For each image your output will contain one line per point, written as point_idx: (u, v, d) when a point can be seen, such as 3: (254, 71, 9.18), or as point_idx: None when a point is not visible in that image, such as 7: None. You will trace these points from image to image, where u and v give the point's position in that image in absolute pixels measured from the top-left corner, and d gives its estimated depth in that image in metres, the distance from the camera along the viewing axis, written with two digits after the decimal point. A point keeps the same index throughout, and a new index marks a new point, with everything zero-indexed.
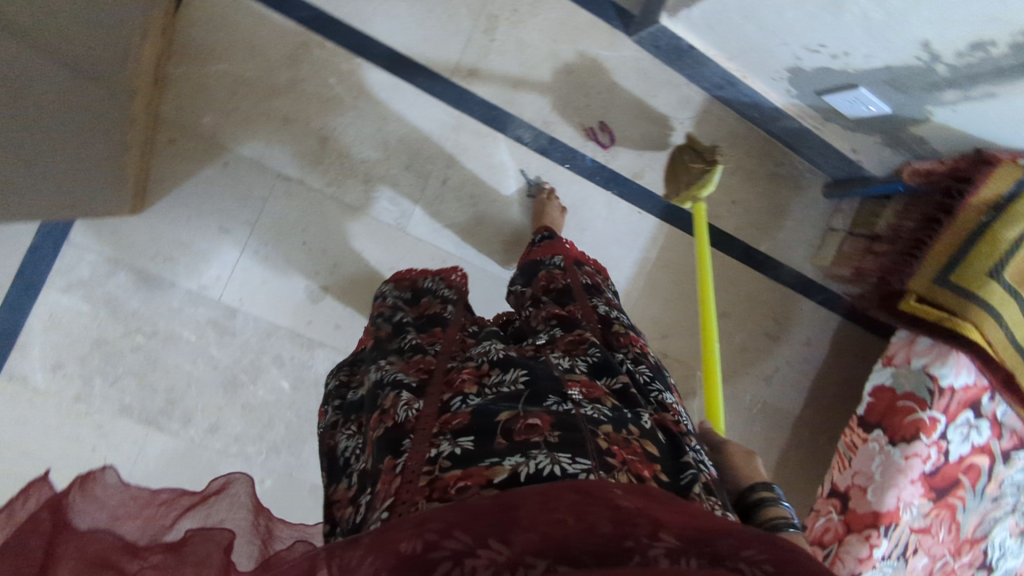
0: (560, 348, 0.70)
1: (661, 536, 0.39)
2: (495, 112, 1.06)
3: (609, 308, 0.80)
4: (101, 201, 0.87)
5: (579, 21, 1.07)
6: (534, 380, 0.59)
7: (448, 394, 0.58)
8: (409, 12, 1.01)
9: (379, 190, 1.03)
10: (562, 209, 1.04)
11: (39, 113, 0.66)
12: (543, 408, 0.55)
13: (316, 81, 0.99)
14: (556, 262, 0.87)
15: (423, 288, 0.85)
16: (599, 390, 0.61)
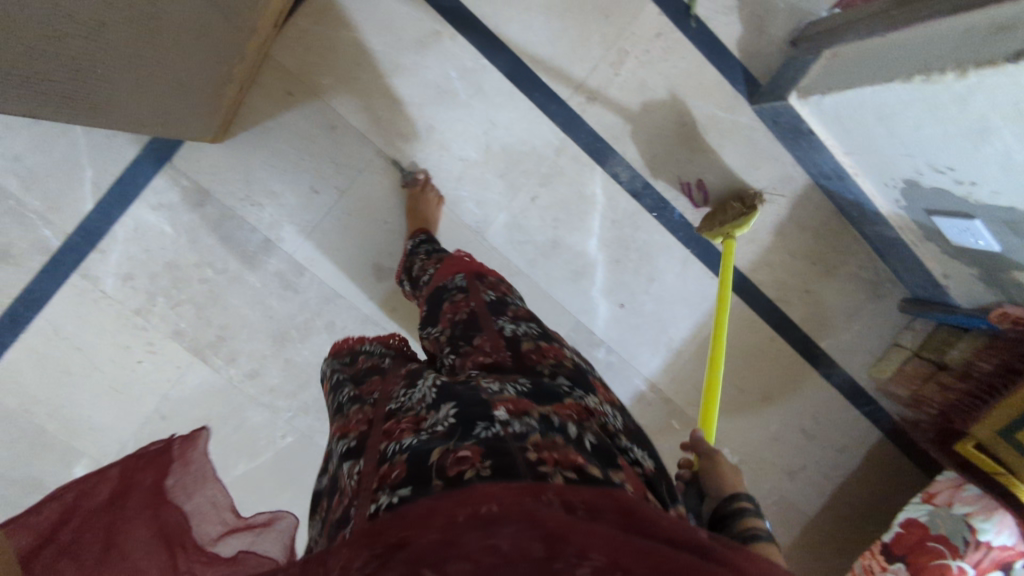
0: (489, 377, 0.60)
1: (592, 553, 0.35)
2: (600, 144, 1.05)
3: (521, 324, 0.70)
4: (191, 130, 0.88)
5: (705, 76, 1.05)
6: (459, 410, 0.51)
7: (385, 443, 0.51)
8: (545, 26, 1.00)
9: (469, 190, 1.03)
10: (437, 201, 1.00)
11: (160, 25, 0.68)
12: (473, 437, 0.47)
13: (438, 71, 0.99)
14: (458, 282, 0.77)
15: (361, 350, 0.76)
16: (528, 404, 0.53)
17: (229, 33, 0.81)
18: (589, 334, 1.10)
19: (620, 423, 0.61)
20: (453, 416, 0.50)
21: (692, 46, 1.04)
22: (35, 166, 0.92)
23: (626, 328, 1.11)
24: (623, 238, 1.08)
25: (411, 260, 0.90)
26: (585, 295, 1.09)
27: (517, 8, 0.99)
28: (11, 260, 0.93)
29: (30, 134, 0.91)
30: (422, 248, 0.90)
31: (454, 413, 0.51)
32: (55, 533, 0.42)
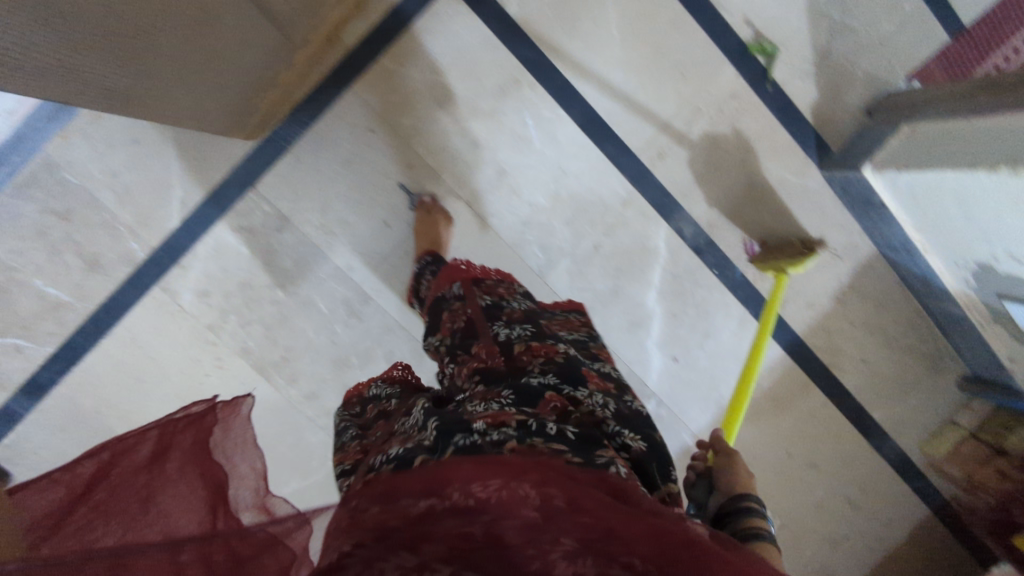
0: (477, 395, 0.65)
1: (562, 540, 0.40)
2: (667, 199, 1.06)
3: (511, 329, 0.75)
4: (227, 126, 0.91)
5: (777, 140, 1.06)
6: (439, 426, 0.57)
7: (374, 459, 0.57)
8: (623, 81, 1.02)
9: (535, 235, 1.05)
10: (447, 222, 1.00)
11: (206, 36, 0.70)
12: (451, 446, 0.53)
13: (516, 118, 1.01)
14: (455, 291, 0.82)
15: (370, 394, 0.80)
16: (507, 413, 0.58)
17: (277, 41, 0.84)
18: (640, 385, 1.11)
19: (610, 408, 0.66)
20: (434, 432, 0.56)
21: (766, 109, 1.05)
22: (130, 183, 0.98)
23: (678, 382, 1.12)
24: (682, 292, 1.09)
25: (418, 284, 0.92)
26: (639, 345, 1.10)
27: (597, 62, 1.01)
28: (100, 268, 0.99)
29: (128, 153, 0.97)
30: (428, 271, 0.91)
31: (435, 430, 0.56)
32: (88, 488, 0.44)
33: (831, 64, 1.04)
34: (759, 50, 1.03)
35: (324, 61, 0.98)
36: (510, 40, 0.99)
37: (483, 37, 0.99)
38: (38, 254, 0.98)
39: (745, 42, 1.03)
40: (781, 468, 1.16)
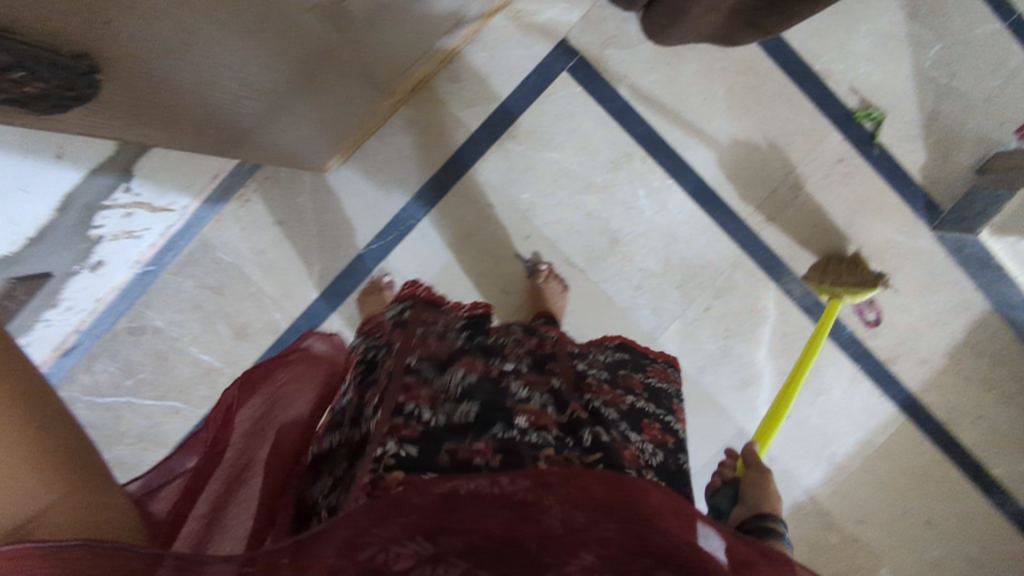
0: (521, 379, 0.69)
1: (581, 554, 0.43)
2: (775, 262, 1.09)
3: (587, 365, 0.79)
4: (317, 158, 1.01)
5: (885, 201, 1.07)
6: (482, 407, 0.62)
7: (403, 402, 0.61)
8: (731, 151, 1.06)
9: (646, 299, 1.09)
10: (562, 289, 1.03)
11: (320, 87, 0.79)
12: (490, 433, 0.60)
13: (627, 190, 1.07)
14: (552, 337, 0.82)
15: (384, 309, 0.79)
16: (547, 419, 0.64)
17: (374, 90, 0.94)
18: (751, 444, 1.13)
19: (659, 460, 0.70)
20: (475, 412, 0.62)
21: (874, 172, 1.07)
22: (275, 260, 1.06)
23: (789, 438, 1.13)
24: (791, 350, 1.11)
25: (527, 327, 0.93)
26: (750, 403, 1.11)
27: (706, 134, 1.06)
28: (247, 337, 1.07)
29: (274, 234, 1.06)
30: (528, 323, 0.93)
31: (478, 408, 0.62)
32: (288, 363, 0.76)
33: (939, 126, 1.05)
34: (866, 116, 1.05)
35: (449, 143, 1.06)
36: (621, 117, 1.05)
37: (596, 116, 1.05)
38: (194, 325, 1.06)
39: (851, 109, 1.06)
40: (898, 526, 1.14)
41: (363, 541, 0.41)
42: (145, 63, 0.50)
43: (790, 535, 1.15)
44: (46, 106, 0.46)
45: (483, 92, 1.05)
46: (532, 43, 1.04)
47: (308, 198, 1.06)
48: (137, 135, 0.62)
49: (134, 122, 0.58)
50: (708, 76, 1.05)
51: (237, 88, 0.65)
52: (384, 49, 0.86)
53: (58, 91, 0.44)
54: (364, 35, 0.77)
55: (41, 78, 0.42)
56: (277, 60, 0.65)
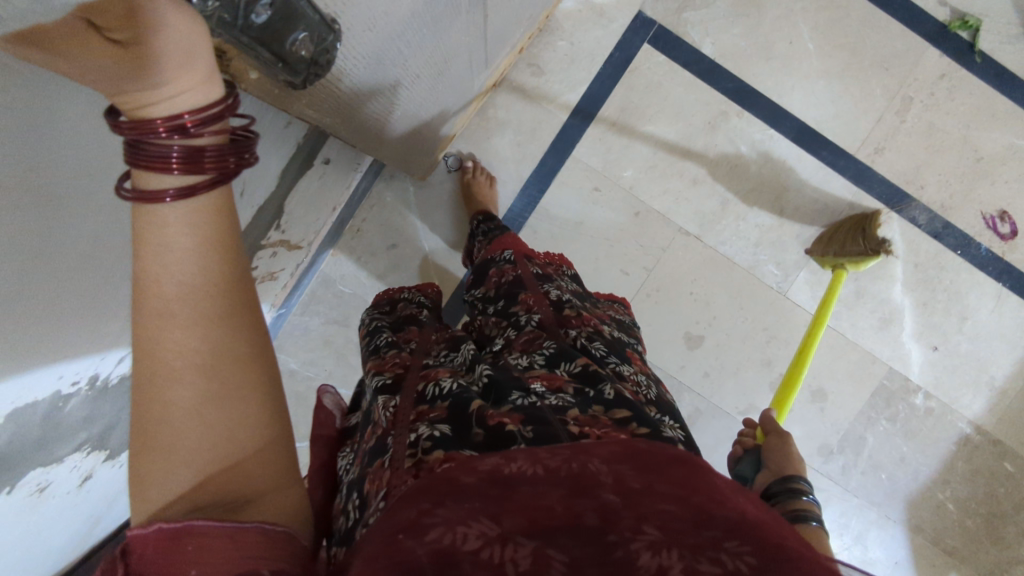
0: (517, 348, 0.63)
1: (644, 529, 0.33)
2: (896, 191, 1.05)
3: (559, 289, 0.74)
4: (416, 166, 0.97)
5: (997, 108, 1.04)
6: (492, 375, 0.54)
7: (423, 383, 0.55)
8: (826, 88, 1.05)
9: (768, 254, 1.07)
10: (489, 179, 1.04)
11: (446, 80, 0.75)
12: (509, 404, 0.50)
13: (729, 148, 1.06)
14: (506, 257, 0.80)
15: (399, 296, 0.83)
16: (559, 379, 0.55)
17: (465, 96, 0.90)
18: (904, 382, 1.09)
19: (656, 388, 0.63)
20: (489, 377, 0.54)
21: (980, 81, 1.04)
22: (394, 282, 1.08)
23: (944, 371, 1.09)
24: (929, 280, 1.07)
25: (472, 244, 0.93)
26: (895, 340, 1.09)
27: (798, 76, 1.05)
28: None
29: (388, 257, 1.07)
30: (480, 231, 0.92)
31: (490, 376, 0.54)
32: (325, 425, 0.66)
33: None
34: (962, 25, 1.02)
35: (544, 136, 1.06)
36: (709, 78, 1.05)
37: (685, 80, 1.05)
38: (327, 361, 1.08)
39: (944, 22, 1.03)
40: None
41: (427, 523, 0.32)
42: (353, 59, 0.47)
43: (963, 472, 1.09)
44: (296, 77, 0.40)
45: (568, 80, 1.06)
46: (609, 21, 1.05)
47: (415, 215, 1.08)
48: (329, 112, 0.56)
49: (347, 90, 0.52)
50: (791, 19, 1.04)
51: (398, 84, 0.60)
52: (505, 15, 0.79)
53: (311, 56, 0.39)
54: (494, 15, 0.73)
55: (312, 33, 0.37)
56: (434, 52, 0.62)
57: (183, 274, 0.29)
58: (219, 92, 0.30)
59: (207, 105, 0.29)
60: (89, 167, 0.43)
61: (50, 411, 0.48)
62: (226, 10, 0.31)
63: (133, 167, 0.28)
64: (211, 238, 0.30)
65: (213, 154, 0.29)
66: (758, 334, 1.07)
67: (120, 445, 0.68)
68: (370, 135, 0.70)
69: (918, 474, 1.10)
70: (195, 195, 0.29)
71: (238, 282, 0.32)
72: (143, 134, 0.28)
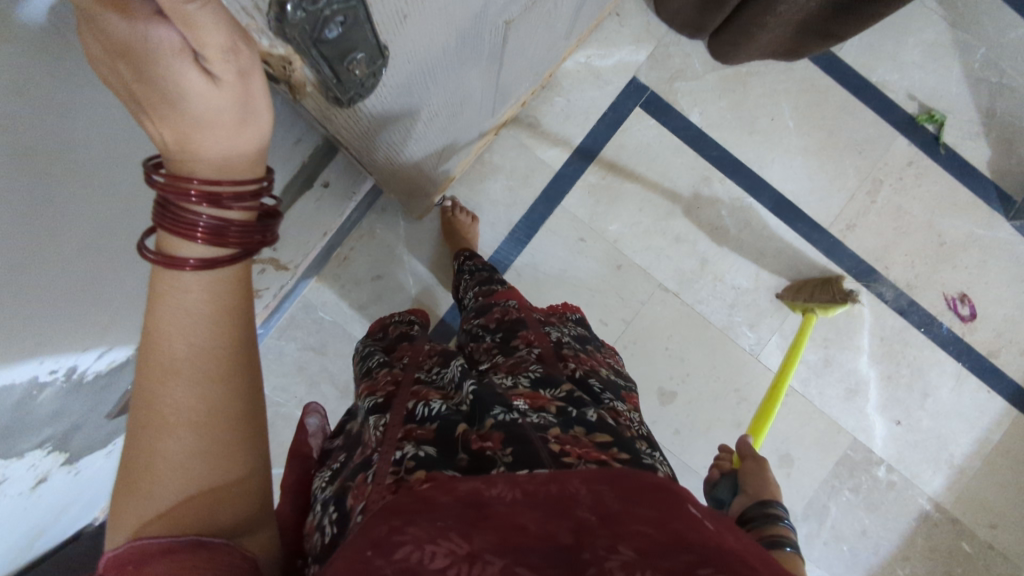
0: (502, 368, 0.63)
1: (619, 549, 0.33)
2: (865, 267, 1.11)
3: (557, 333, 0.74)
4: (417, 202, 0.99)
5: (959, 198, 1.11)
6: (477, 391, 0.54)
7: (412, 402, 0.54)
8: (803, 165, 1.11)
9: (742, 316, 1.10)
10: (471, 218, 1.05)
11: (462, 113, 0.76)
12: (491, 420, 0.49)
13: (710, 212, 1.10)
14: (510, 304, 0.79)
15: (389, 322, 0.83)
16: (543, 399, 0.55)
17: (474, 130, 0.93)
18: (867, 453, 1.11)
19: (648, 428, 0.63)
20: (474, 395, 0.54)
21: (944, 171, 1.11)
22: (376, 315, 1.08)
23: (906, 445, 1.11)
24: (894, 354, 1.11)
25: (460, 279, 0.94)
26: (860, 412, 1.11)
27: (778, 151, 1.11)
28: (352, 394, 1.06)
29: (372, 287, 1.08)
30: (465, 269, 0.94)
31: (476, 394, 0.54)
32: (301, 446, 0.66)
33: (998, 121, 1.12)
34: (928, 119, 1.11)
35: (536, 185, 1.10)
36: (695, 144, 1.11)
37: (673, 145, 1.11)
38: (299, 388, 1.06)
39: (913, 114, 1.12)
40: None
41: (397, 540, 0.32)
42: (392, 90, 0.48)
43: (922, 548, 1.10)
44: (345, 99, 0.37)
45: (563, 133, 1.11)
46: (605, 83, 1.11)
47: (404, 251, 1.09)
48: (356, 137, 0.57)
49: (378, 116, 0.53)
50: (773, 98, 1.11)
51: (417, 115, 0.62)
52: (521, 62, 0.82)
53: (364, 78, 0.36)
54: (512, 62, 0.77)
55: (371, 57, 0.34)
56: (454, 89, 0.64)
57: (193, 338, 0.31)
58: (256, 174, 0.32)
59: (244, 182, 0.31)
60: (108, 150, 0.43)
61: (23, 398, 0.47)
62: (307, 23, 0.28)
63: (159, 227, 0.30)
64: (227, 306, 0.32)
65: (239, 230, 0.31)
66: (729, 395, 1.09)
67: (80, 449, 0.66)
68: (382, 159, 0.71)
69: (879, 548, 1.10)
70: (216, 266, 0.31)
71: (244, 350, 0.33)
72: (177, 196, 0.29)
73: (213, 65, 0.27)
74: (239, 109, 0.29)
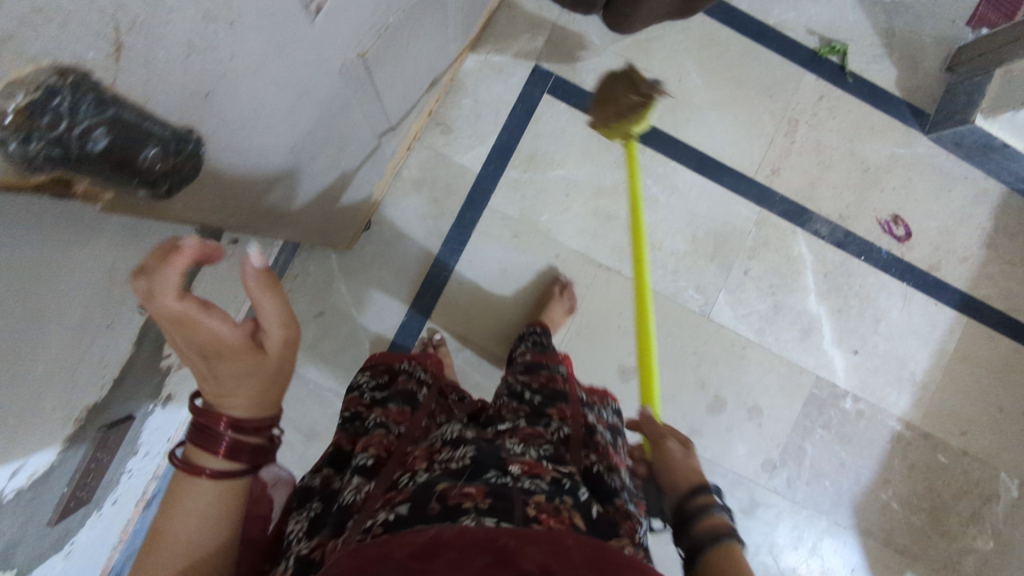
0: (516, 438, 0.63)
1: None
2: (797, 208, 1.12)
3: (595, 420, 0.74)
4: (341, 236, 0.99)
5: (875, 122, 1.13)
6: (478, 453, 0.55)
7: (400, 472, 0.54)
8: (718, 118, 1.11)
9: (686, 280, 1.10)
10: (568, 309, 1.04)
11: (351, 147, 0.75)
12: (481, 479, 0.50)
13: (636, 183, 1.10)
14: (560, 370, 0.82)
15: (399, 368, 0.78)
16: (542, 470, 0.55)
17: (376, 155, 0.92)
18: (832, 388, 1.12)
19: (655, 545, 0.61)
20: (471, 457, 0.54)
21: (855, 99, 1.13)
22: (325, 352, 1.06)
23: (867, 372, 1.12)
24: (840, 287, 1.12)
25: (519, 345, 0.94)
26: (817, 349, 1.12)
27: (691, 111, 1.11)
28: (318, 435, 1.05)
29: (316, 325, 1.06)
30: (526, 340, 0.94)
31: (473, 454, 0.54)
32: None
33: (898, 40, 1.13)
34: (831, 50, 1.12)
35: (460, 191, 1.09)
36: None
37: (587, 124, 1.10)
38: None
39: (815, 49, 1.12)
40: (998, 427, 1.14)
41: None
42: (245, 164, 0.47)
43: (901, 468, 1.12)
44: (161, 195, 0.35)
45: (477, 134, 1.09)
46: (508, 76, 1.10)
47: (340, 282, 1.07)
48: (243, 210, 0.55)
49: (249, 187, 0.52)
50: (677, 58, 1.11)
51: (297, 169, 0.61)
52: (406, 79, 0.80)
53: (174, 166, 0.34)
54: (392, 84, 0.75)
55: (164, 147, 0.32)
56: (328, 131, 0.63)
57: (189, 522, 0.42)
58: (273, 411, 0.46)
59: (262, 416, 0.45)
60: None
61: None
62: (55, 147, 0.26)
63: (197, 439, 0.43)
64: (221, 502, 0.43)
65: (252, 447, 0.44)
66: (688, 359, 1.10)
67: (26, 563, 0.63)
68: (282, 220, 0.70)
69: (859, 477, 1.12)
70: (225, 471, 0.43)
71: (223, 538, 0.44)
72: (216, 420, 0.43)
73: (268, 335, 0.44)
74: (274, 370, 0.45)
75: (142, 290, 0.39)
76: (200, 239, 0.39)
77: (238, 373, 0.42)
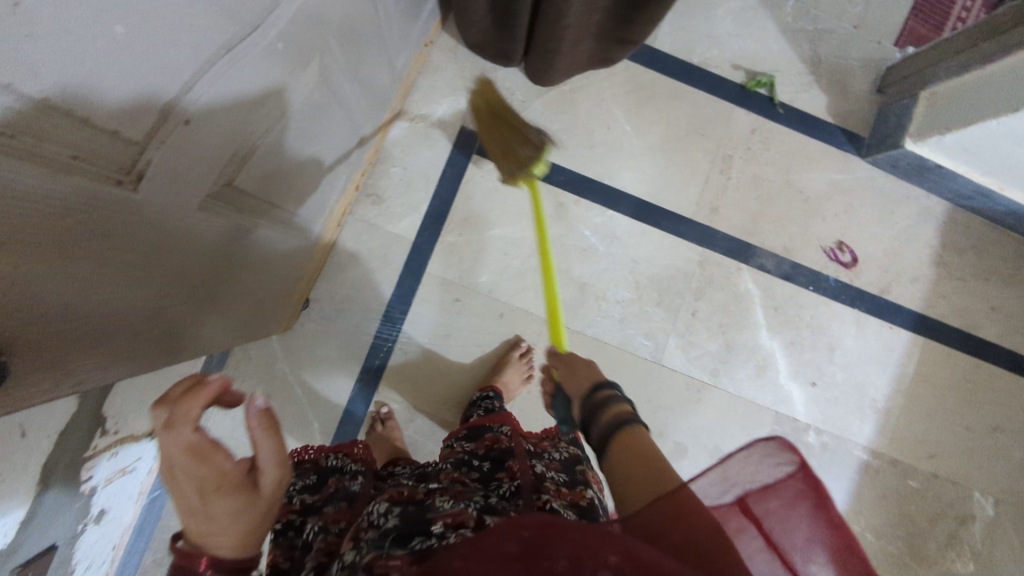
0: (451, 491, 0.57)
1: None
2: (739, 244, 1.11)
3: (547, 467, 0.66)
4: (277, 321, 0.96)
5: (809, 150, 1.12)
6: (401, 520, 0.50)
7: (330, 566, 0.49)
8: (651, 163, 1.10)
9: (634, 328, 1.09)
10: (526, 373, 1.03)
11: (263, 252, 0.74)
12: (403, 545, 0.46)
13: (574, 235, 1.09)
14: (503, 429, 0.74)
15: (325, 467, 0.72)
16: (469, 514, 0.50)
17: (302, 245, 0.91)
18: (793, 423, 1.10)
19: None
20: (393, 525, 0.50)
21: (787, 130, 1.12)
22: None
23: (827, 404, 1.11)
24: (791, 320, 1.11)
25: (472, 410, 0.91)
26: (774, 385, 1.10)
27: (623, 158, 1.10)
28: None
29: None
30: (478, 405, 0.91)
31: (396, 524, 0.50)
32: None
33: (825, 67, 1.12)
34: (757, 84, 1.11)
35: (397, 260, 1.08)
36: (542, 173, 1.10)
37: (519, 181, 1.10)
38: None
39: (742, 83, 1.12)
40: (967, 446, 1.12)
41: None
42: (116, 322, 0.45)
43: (873, 498, 1.10)
44: None
45: (409, 202, 1.08)
46: (435, 142, 1.09)
47: (283, 363, 1.05)
48: (138, 358, 0.52)
49: (133, 336, 0.49)
50: (604, 106, 1.10)
51: (199, 294, 0.59)
52: (313, 168, 0.80)
53: None
54: (293, 180, 0.76)
55: None
56: (228, 248, 0.62)
57: None
58: (256, 553, 0.42)
59: (248, 559, 0.41)
60: None
61: None
62: None
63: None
64: None
65: None
66: (644, 407, 1.08)
67: None
68: (200, 342, 0.68)
69: None
70: None
71: None
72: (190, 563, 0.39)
73: (265, 474, 0.40)
74: (265, 510, 0.41)
75: (162, 416, 0.39)
76: (225, 378, 0.40)
77: (229, 514, 0.39)
